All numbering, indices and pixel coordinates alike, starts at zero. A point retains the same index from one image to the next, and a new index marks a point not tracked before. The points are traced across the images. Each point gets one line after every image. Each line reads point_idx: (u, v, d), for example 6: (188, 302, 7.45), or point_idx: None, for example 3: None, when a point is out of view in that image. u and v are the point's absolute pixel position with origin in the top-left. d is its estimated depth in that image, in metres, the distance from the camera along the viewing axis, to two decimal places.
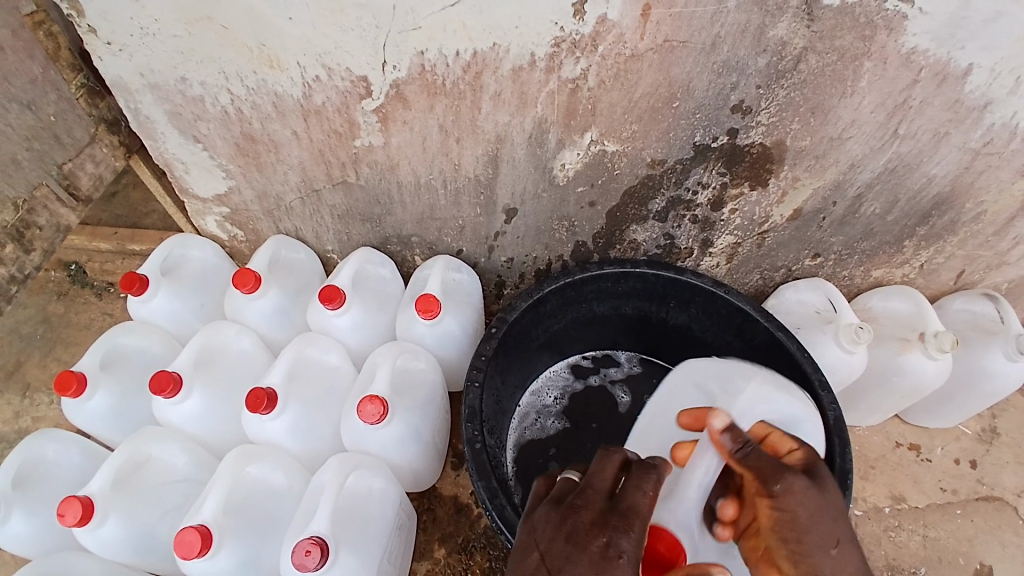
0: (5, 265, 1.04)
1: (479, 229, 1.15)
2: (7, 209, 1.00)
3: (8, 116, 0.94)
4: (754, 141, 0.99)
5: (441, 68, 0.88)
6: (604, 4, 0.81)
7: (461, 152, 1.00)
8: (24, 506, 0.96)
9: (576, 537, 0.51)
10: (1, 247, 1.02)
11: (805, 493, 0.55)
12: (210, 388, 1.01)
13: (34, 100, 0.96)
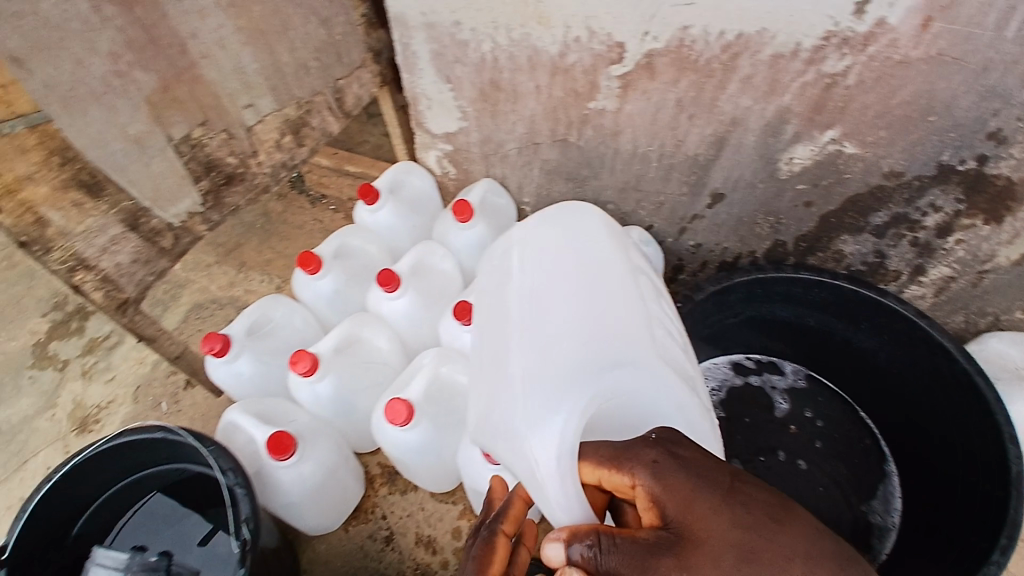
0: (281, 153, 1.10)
1: (678, 209, 1.19)
2: (292, 105, 1.07)
3: (308, 27, 1.03)
4: (1000, 172, 0.94)
5: (701, 45, 0.92)
6: (887, 6, 0.81)
7: (689, 129, 1.04)
8: (253, 353, 1.11)
9: None
10: (280, 138, 1.09)
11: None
12: (418, 294, 1.18)
13: (329, 17, 1.06)
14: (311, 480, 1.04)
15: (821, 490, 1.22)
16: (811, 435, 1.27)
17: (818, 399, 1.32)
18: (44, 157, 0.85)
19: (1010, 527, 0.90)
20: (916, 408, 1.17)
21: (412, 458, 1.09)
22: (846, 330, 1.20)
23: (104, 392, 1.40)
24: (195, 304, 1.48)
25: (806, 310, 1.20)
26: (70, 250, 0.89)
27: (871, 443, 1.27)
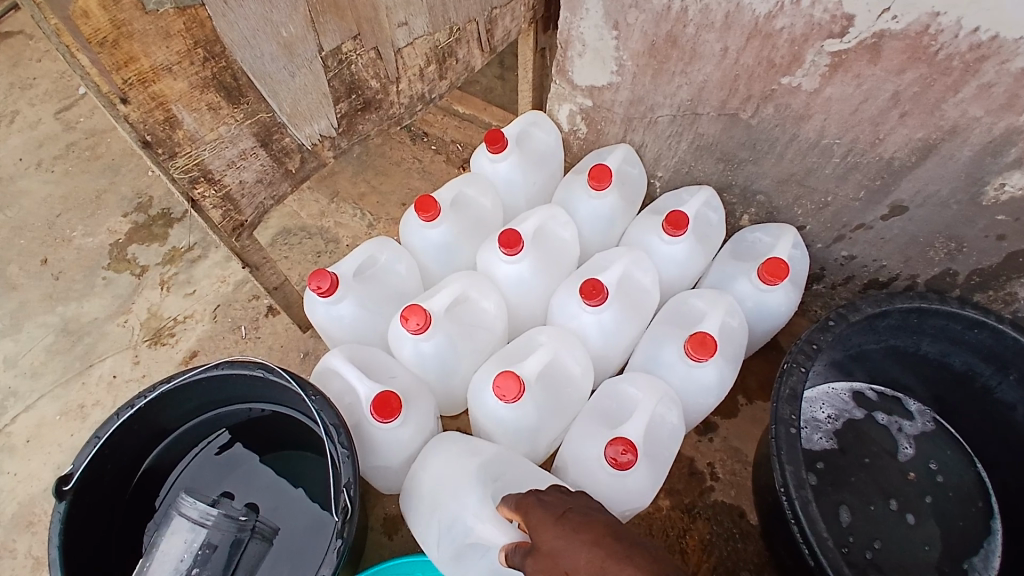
0: (423, 82, 1.05)
1: (842, 214, 1.06)
2: (445, 31, 1.01)
3: None
4: None
5: (945, 37, 0.78)
6: None
7: (894, 129, 0.90)
8: (357, 296, 1.01)
9: None
10: (426, 65, 1.03)
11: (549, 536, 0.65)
12: (538, 261, 1.04)
13: None
14: (404, 449, 0.92)
15: (925, 547, 1.09)
16: (928, 487, 1.15)
17: (947, 449, 1.19)
18: (187, 48, 0.72)
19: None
20: None
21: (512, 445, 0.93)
22: (993, 379, 1.07)
23: (180, 305, 1.32)
24: (283, 228, 1.40)
25: (955, 350, 1.07)
26: (197, 159, 0.81)
27: (986, 505, 1.13)
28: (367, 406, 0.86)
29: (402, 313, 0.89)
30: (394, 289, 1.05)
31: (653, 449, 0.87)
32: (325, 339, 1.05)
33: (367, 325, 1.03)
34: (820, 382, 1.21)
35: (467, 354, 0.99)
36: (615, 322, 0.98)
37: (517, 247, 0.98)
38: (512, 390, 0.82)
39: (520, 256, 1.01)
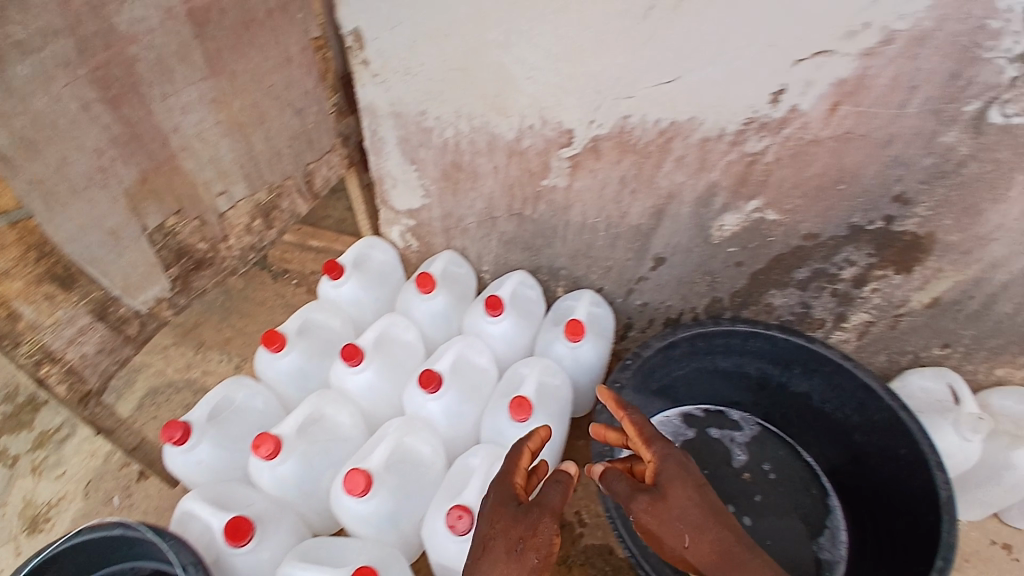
0: (252, 236, 1.21)
1: (625, 272, 1.28)
2: (264, 190, 1.22)
3: (281, 119, 1.17)
4: (907, 229, 1.02)
5: (639, 131, 1.03)
6: (798, 95, 0.90)
7: (632, 203, 1.14)
8: (213, 439, 1.09)
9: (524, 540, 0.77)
10: (251, 218, 1.22)
11: (684, 507, 0.82)
12: (383, 367, 1.16)
13: (303, 108, 1.20)
14: (269, 567, 0.99)
15: (768, 540, 1.25)
16: (766, 483, 1.32)
17: (774, 446, 1.38)
18: (19, 254, 1.00)
19: (945, 550, 0.99)
20: (865, 455, 1.22)
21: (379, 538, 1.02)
22: (781, 376, 1.28)
23: (50, 490, 1.31)
24: (151, 388, 1.45)
25: (744, 360, 1.28)
26: (39, 343, 1.04)
27: (820, 485, 1.32)
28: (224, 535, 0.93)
29: (256, 442, 0.98)
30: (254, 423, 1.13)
31: None
32: (190, 484, 1.11)
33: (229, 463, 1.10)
34: (655, 415, 1.37)
35: (327, 464, 1.08)
36: (456, 403, 1.12)
37: (359, 360, 1.11)
38: (359, 486, 0.92)
39: (364, 366, 1.14)
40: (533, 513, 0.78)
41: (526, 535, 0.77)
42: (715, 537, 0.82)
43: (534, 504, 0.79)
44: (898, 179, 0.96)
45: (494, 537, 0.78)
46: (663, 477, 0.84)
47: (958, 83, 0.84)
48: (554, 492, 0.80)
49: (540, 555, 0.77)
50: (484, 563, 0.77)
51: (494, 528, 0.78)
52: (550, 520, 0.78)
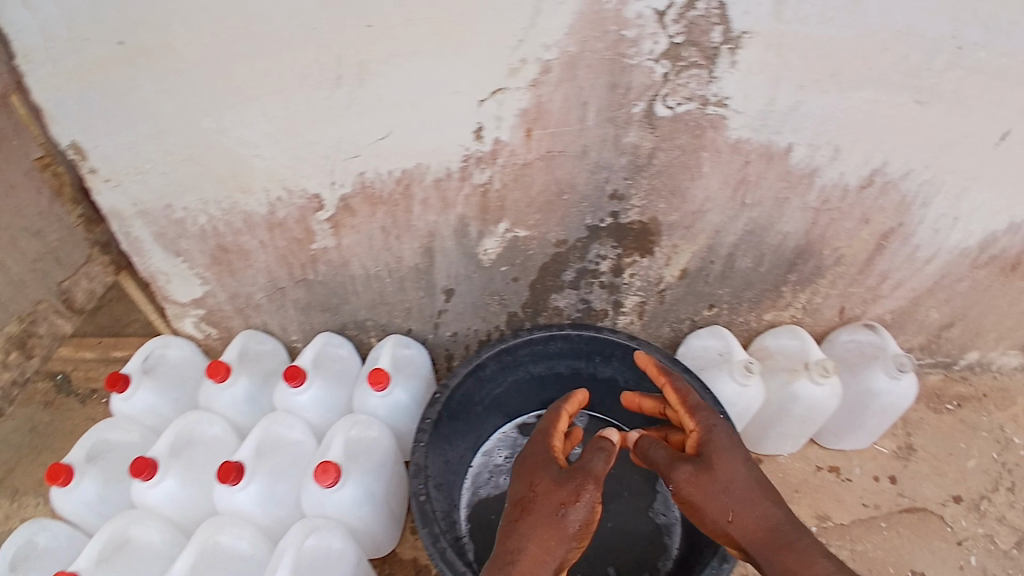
0: (10, 370, 1.39)
1: (424, 308, 1.33)
2: (14, 321, 1.33)
3: (21, 244, 1.25)
4: (633, 219, 1.15)
5: (378, 177, 1.07)
6: (495, 129, 1.00)
7: (401, 246, 1.19)
8: None
9: (546, 508, 0.93)
10: (9, 353, 1.36)
11: (710, 477, 0.88)
12: (186, 471, 1.14)
13: (40, 229, 1.26)
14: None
15: None
16: None
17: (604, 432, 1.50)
18: None
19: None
20: None
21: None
22: (589, 367, 1.41)
23: None
24: None
25: (553, 361, 1.39)
26: None
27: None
28: None
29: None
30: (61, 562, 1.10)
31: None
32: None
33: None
34: (491, 434, 1.47)
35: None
36: (267, 486, 1.11)
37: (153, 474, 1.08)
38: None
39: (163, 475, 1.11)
40: (574, 479, 0.94)
41: (567, 499, 0.92)
42: (760, 512, 0.87)
43: (568, 475, 0.95)
44: (606, 181, 1.08)
45: (537, 497, 0.95)
46: (710, 449, 0.90)
47: (619, 90, 0.96)
48: (595, 459, 0.97)
49: (577, 517, 0.91)
50: (531, 523, 0.92)
51: (538, 491, 0.95)
52: (591, 487, 0.93)
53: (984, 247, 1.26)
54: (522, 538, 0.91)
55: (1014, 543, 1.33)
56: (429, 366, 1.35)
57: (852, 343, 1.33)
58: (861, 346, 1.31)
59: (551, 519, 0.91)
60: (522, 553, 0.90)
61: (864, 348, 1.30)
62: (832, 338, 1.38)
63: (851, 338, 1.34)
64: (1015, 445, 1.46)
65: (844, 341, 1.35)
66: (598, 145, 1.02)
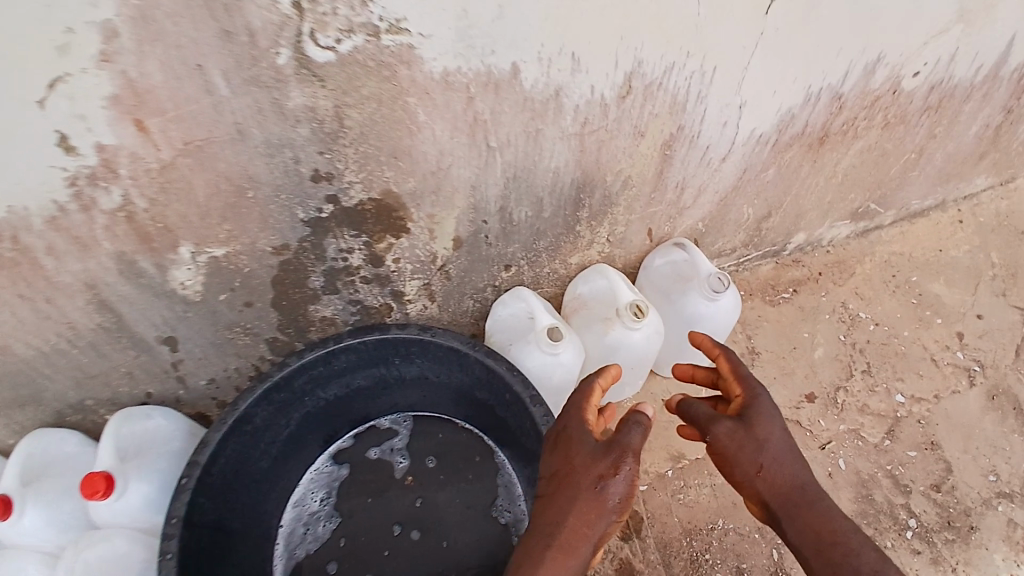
0: None
1: (151, 366, 1.06)
2: None
3: None
4: (361, 199, 0.88)
5: None
6: (88, 131, 0.69)
7: (60, 309, 0.87)
8: None
9: (578, 488, 0.75)
10: None
11: (780, 434, 0.79)
12: None
13: None
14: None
15: (443, 544, 1.17)
16: (432, 479, 1.22)
17: (437, 431, 1.28)
18: None
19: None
20: (489, 409, 1.15)
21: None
22: (392, 370, 1.19)
23: None
24: None
25: (345, 377, 1.16)
26: None
27: (484, 447, 1.25)
28: None
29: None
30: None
31: None
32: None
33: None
34: (301, 477, 1.25)
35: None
36: None
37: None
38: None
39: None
40: (612, 452, 0.76)
41: (606, 473, 0.75)
42: (794, 474, 0.79)
43: (606, 446, 0.77)
44: (295, 162, 0.81)
45: (573, 473, 0.77)
46: (750, 411, 0.81)
47: (242, 39, 0.67)
48: (634, 431, 0.77)
49: (617, 494, 0.75)
50: (561, 500, 0.75)
51: (575, 463, 0.78)
52: (630, 462, 0.75)
53: (783, 129, 1.14)
54: (559, 511, 0.75)
55: (882, 433, 1.32)
56: (186, 435, 1.14)
57: (669, 268, 1.20)
58: (678, 270, 1.18)
59: (589, 496, 0.74)
60: (560, 529, 0.74)
61: (681, 272, 1.18)
62: (648, 267, 1.25)
63: (666, 263, 1.21)
64: (861, 320, 1.46)
65: (660, 268, 1.22)
66: (247, 113, 0.74)
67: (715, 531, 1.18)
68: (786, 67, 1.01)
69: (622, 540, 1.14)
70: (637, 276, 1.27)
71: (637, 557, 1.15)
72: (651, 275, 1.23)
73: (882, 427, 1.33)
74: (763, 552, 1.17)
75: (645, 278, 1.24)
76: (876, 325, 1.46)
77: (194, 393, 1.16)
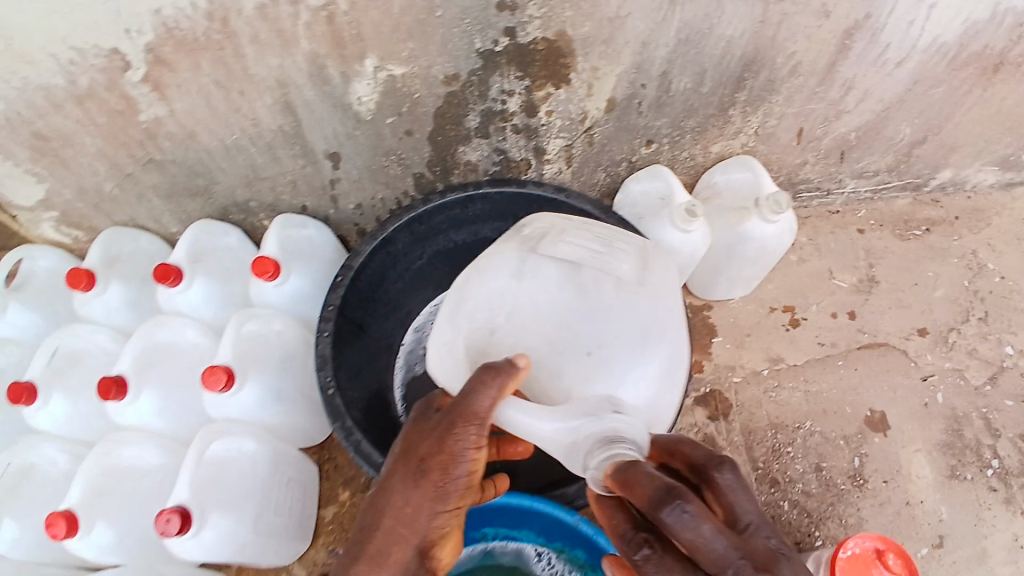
0: None
1: (313, 179, 1.12)
2: None
3: None
4: (535, 37, 0.90)
5: (185, 21, 0.81)
6: None
7: (251, 105, 0.94)
8: None
9: (426, 466, 0.65)
10: None
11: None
12: (70, 391, 1.07)
13: None
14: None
15: None
16: None
17: None
18: None
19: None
20: None
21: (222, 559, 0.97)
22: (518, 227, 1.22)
23: None
24: None
25: (477, 225, 1.21)
26: None
27: None
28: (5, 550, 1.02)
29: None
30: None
31: (222, 495, 0.92)
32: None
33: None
34: (421, 309, 1.33)
35: (141, 523, 0.99)
36: (165, 399, 1.04)
37: (76, 526, 0.91)
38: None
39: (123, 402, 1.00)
40: (448, 416, 0.65)
41: (427, 452, 0.65)
42: None
43: (443, 418, 0.65)
44: None
45: (406, 449, 0.67)
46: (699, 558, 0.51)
47: None
48: (483, 390, 0.64)
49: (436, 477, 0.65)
50: (388, 484, 0.67)
51: (404, 443, 0.68)
52: (462, 428, 0.65)
53: (963, 43, 1.03)
54: (402, 496, 0.65)
55: (984, 378, 1.26)
56: (333, 246, 1.20)
57: (562, 229, 0.83)
58: (564, 227, 0.83)
59: (400, 482, 0.66)
60: (384, 515, 0.66)
61: (597, 252, 0.80)
62: (512, 236, 0.83)
63: (527, 284, 0.78)
64: (987, 270, 1.35)
65: (563, 235, 0.82)
66: None
67: (801, 431, 1.20)
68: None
69: (709, 418, 1.21)
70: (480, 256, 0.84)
71: (721, 436, 1.20)
72: (506, 244, 0.83)
73: (984, 372, 1.26)
74: (844, 457, 1.18)
75: (456, 334, 0.80)
76: (1001, 278, 1.35)
77: (341, 215, 1.23)
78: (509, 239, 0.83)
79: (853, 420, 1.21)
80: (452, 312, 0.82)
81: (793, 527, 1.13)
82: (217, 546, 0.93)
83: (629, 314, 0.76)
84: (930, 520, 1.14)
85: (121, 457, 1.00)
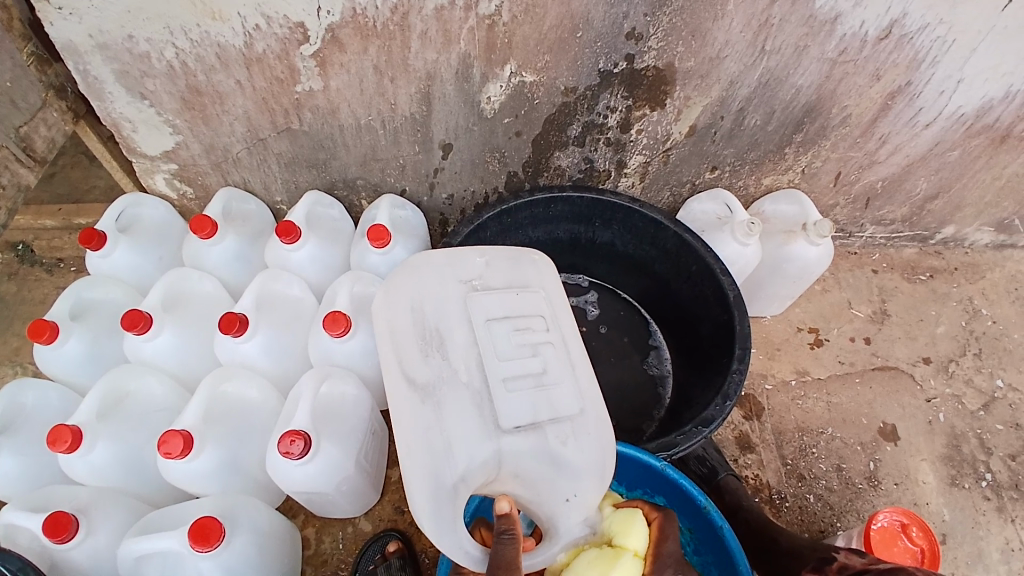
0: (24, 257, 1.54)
1: (421, 166, 1.26)
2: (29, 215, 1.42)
3: None
4: (648, 64, 1.08)
5: (371, 11, 0.95)
6: None
7: (396, 91, 1.09)
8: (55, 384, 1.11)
9: None
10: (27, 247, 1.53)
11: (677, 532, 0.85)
12: (180, 325, 1.12)
13: None
14: (111, 552, 1.00)
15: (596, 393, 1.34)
16: (604, 340, 1.40)
17: (617, 294, 1.47)
18: None
19: (740, 339, 1.11)
20: (668, 284, 1.33)
21: (316, 492, 1.03)
22: (588, 231, 1.33)
23: None
24: None
25: (552, 226, 1.31)
26: None
27: (640, 318, 1.44)
28: (83, 472, 1.01)
29: (45, 528, 0.90)
30: (76, 458, 0.99)
31: (329, 432, 1.00)
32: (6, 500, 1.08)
33: (113, 531, 1.01)
34: None
35: (241, 452, 1.05)
36: (273, 340, 1.11)
37: (190, 447, 0.94)
38: (219, 526, 0.88)
39: (237, 339, 1.07)
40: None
41: None
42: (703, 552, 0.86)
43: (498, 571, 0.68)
44: (624, 17, 1.00)
45: None
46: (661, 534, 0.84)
47: None
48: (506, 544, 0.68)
49: None
50: None
51: None
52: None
53: (980, 116, 1.24)
54: None
55: (978, 404, 1.44)
56: (423, 227, 1.31)
57: (495, 375, 0.81)
58: (496, 362, 0.82)
59: None
60: None
61: (536, 388, 0.82)
62: (447, 403, 0.79)
63: (507, 443, 0.78)
64: (981, 315, 1.56)
65: (504, 386, 0.81)
66: None
67: (823, 435, 1.35)
68: (1010, 55, 1.11)
69: (745, 417, 1.34)
70: (444, 417, 0.78)
71: (754, 434, 1.33)
72: (454, 410, 0.79)
73: (979, 400, 1.44)
74: (861, 461, 1.33)
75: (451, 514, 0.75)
76: (993, 322, 1.55)
77: (431, 203, 1.36)
78: (465, 416, 0.78)
79: (869, 429, 1.37)
80: (433, 506, 0.75)
81: (816, 517, 1.26)
82: (317, 480, 1.00)
83: (582, 446, 0.81)
84: (933, 519, 1.29)
85: (230, 391, 1.05)
